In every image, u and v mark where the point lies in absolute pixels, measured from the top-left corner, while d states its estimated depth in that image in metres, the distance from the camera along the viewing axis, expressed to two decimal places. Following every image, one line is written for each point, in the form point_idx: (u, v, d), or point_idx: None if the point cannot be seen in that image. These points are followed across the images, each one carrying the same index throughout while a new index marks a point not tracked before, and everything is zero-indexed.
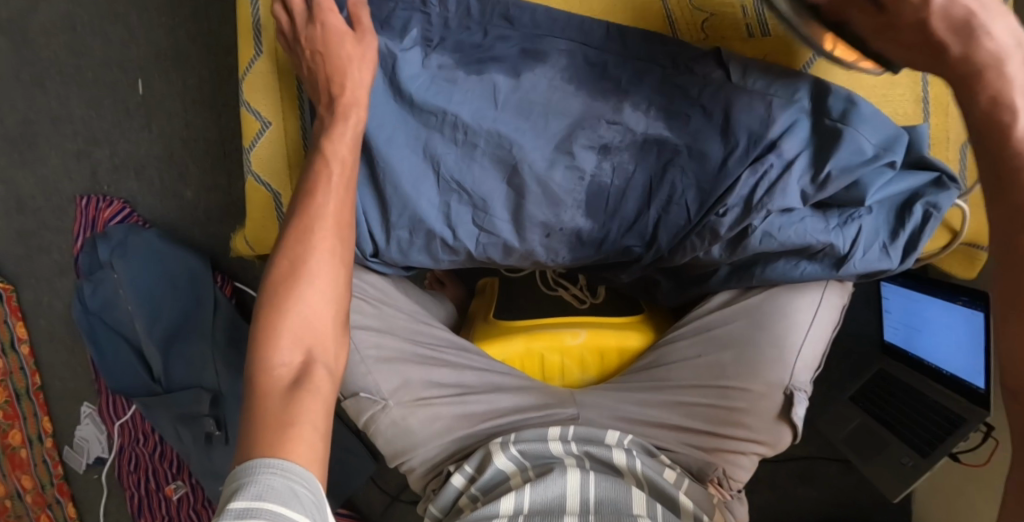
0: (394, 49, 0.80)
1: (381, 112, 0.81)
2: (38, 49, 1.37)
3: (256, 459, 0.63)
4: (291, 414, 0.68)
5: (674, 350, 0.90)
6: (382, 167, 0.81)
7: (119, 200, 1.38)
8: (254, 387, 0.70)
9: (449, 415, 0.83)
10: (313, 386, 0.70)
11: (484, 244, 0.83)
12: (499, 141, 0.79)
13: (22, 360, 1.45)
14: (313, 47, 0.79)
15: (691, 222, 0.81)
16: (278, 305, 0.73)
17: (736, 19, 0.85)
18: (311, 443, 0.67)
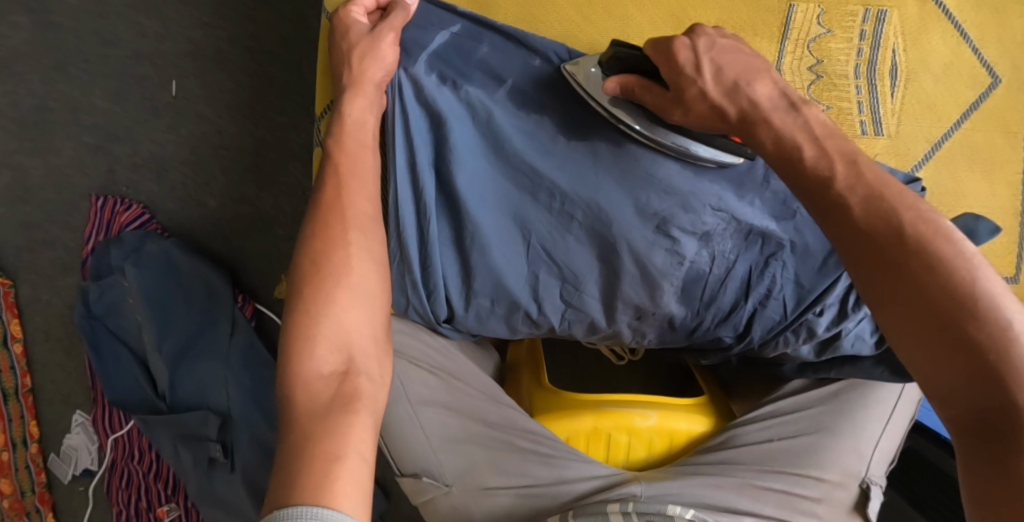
0: (490, 103, 0.77)
1: (478, 171, 0.78)
2: (64, 34, 1.29)
3: (302, 506, 0.58)
4: (338, 440, 0.64)
5: (746, 434, 0.81)
6: (470, 229, 0.79)
7: (138, 203, 1.30)
8: (291, 406, 0.66)
9: (510, 495, 0.76)
10: (359, 401, 0.67)
11: (571, 320, 0.84)
12: (600, 216, 0.78)
13: (14, 358, 1.36)
14: (350, 51, 0.76)
15: (785, 319, 0.81)
16: (308, 315, 0.69)
17: (852, 115, 0.91)
18: (359, 479, 0.63)
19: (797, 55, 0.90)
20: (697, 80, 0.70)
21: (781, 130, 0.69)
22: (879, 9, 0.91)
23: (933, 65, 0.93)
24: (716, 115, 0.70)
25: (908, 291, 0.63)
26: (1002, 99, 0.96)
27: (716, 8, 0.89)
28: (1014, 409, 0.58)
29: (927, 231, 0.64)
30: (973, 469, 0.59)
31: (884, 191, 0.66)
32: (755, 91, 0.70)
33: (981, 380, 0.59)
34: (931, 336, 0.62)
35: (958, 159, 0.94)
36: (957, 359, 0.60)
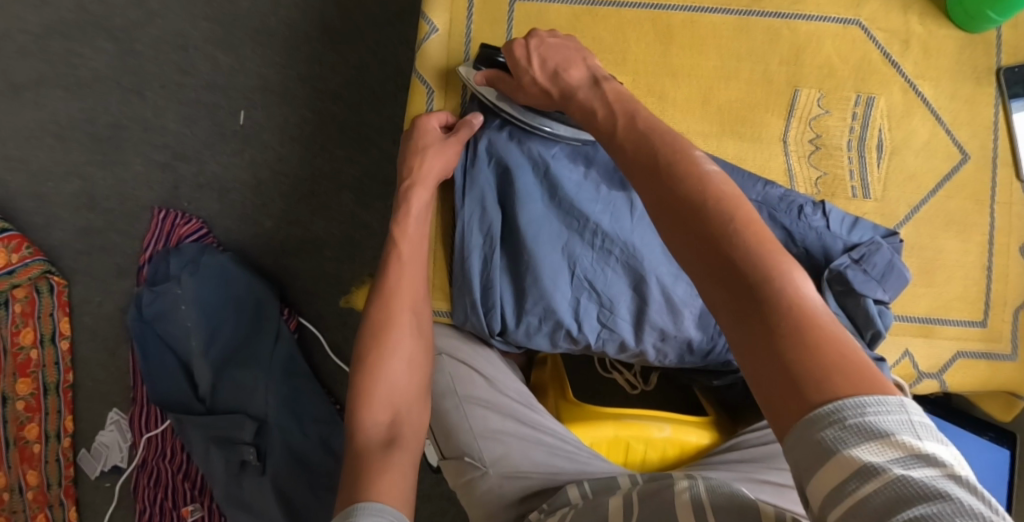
0: (549, 153, 0.90)
1: (536, 210, 0.89)
2: (144, 61, 1.44)
3: (362, 505, 0.69)
4: (385, 469, 0.75)
5: (747, 440, 0.90)
6: (525, 258, 0.88)
7: (197, 218, 1.42)
8: (352, 448, 0.77)
9: (535, 479, 0.85)
10: (403, 447, 0.78)
11: (605, 340, 0.88)
12: (633, 253, 0.87)
13: (59, 354, 1.44)
14: (419, 140, 0.90)
15: None
16: (366, 376, 0.82)
17: (844, 180, 0.99)
18: (404, 501, 0.73)
19: (801, 129, 0.99)
20: (528, 70, 0.86)
21: (584, 102, 0.82)
22: (869, 95, 1.00)
23: (913, 144, 1.00)
24: (545, 96, 0.86)
25: (674, 209, 0.70)
26: (973, 175, 1.01)
27: (738, 87, 1.00)
28: (767, 292, 0.63)
29: (684, 158, 0.72)
30: (746, 354, 0.63)
31: (656, 131, 0.76)
32: (570, 75, 0.84)
33: (737, 277, 0.65)
34: (695, 250, 0.68)
35: (934, 223, 1.00)
36: (717, 263, 0.66)
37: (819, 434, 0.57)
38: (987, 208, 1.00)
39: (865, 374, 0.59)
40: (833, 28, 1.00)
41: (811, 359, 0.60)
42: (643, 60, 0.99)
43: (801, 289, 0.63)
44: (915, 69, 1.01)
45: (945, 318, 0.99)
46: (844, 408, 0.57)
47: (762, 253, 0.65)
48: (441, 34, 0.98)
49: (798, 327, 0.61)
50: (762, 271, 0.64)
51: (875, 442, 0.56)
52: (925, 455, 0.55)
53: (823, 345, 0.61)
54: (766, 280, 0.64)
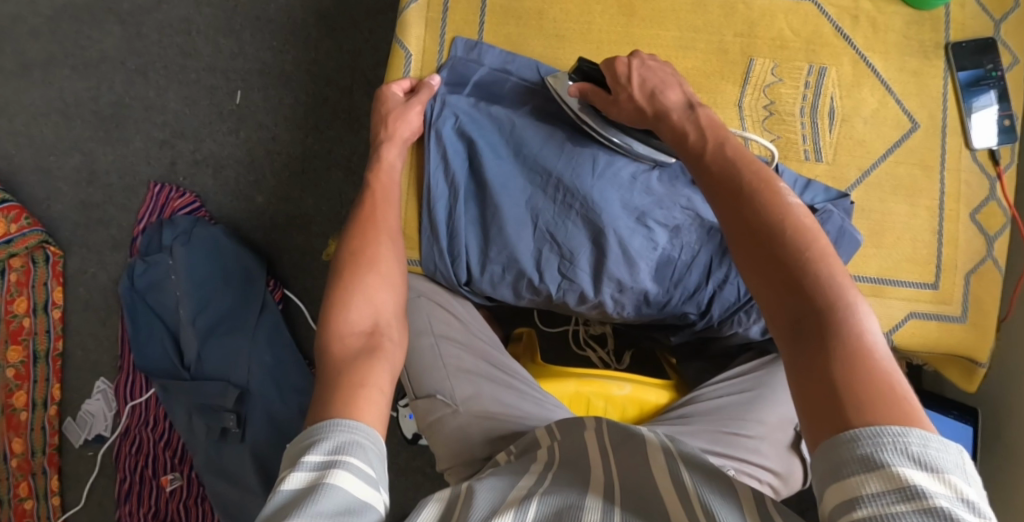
0: (513, 114, 0.92)
1: (503, 167, 0.90)
2: (149, 44, 1.51)
3: (332, 423, 0.66)
4: (364, 374, 0.72)
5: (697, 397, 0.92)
6: (490, 211, 0.89)
7: (191, 193, 1.47)
8: (327, 357, 0.74)
9: (505, 421, 0.86)
10: (383, 352, 0.75)
11: (564, 290, 0.89)
12: (594, 205, 0.86)
13: (50, 323, 1.48)
14: (385, 111, 0.92)
15: (739, 300, 0.89)
16: (346, 290, 0.79)
17: (797, 145, 1.00)
18: (379, 406, 0.70)
19: (754, 97, 1.00)
20: (627, 88, 0.86)
21: (676, 126, 0.82)
22: (821, 66, 1.01)
23: (863, 112, 1.01)
24: (639, 115, 0.85)
25: (751, 232, 0.74)
26: (921, 143, 1.00)
27: (694, 56, 1.01)
28: (830, 323, 0.67)
29: (767, 188, 0.75)
30: (798, 372, 0.67)
31: (748, 159, 0.78)
32: (667, 97, 0.85)
33: (806, 304, 0.69)
34: (768, 274, 0.72)
35: (882, 187, 0.99)
36: (788, 288, 0.70)
37: (857, 449, 0.60)
38: (935, 175, 1.00)
39: (910, 410, 0.63)
40: (786, 4, 1.01)
41: (861, 389, 0.63)
42: (609, 30, 1.01)
43: (865, 326, 0.67)
44: (866, 42, 1.01)
45: (893, 279, 0.98)
46: (898, 434, 0.60)
47: (835, 285, 0.69)
48: (419, 3, 0.99)
49: (852, 357, 0.65)
50: (829, 303, 0.68)
51: (928, 474, 0.58)
52: (971, 502, 0.58)
53: (879, 379, 0.64)
54: (831, 311, 0.68)
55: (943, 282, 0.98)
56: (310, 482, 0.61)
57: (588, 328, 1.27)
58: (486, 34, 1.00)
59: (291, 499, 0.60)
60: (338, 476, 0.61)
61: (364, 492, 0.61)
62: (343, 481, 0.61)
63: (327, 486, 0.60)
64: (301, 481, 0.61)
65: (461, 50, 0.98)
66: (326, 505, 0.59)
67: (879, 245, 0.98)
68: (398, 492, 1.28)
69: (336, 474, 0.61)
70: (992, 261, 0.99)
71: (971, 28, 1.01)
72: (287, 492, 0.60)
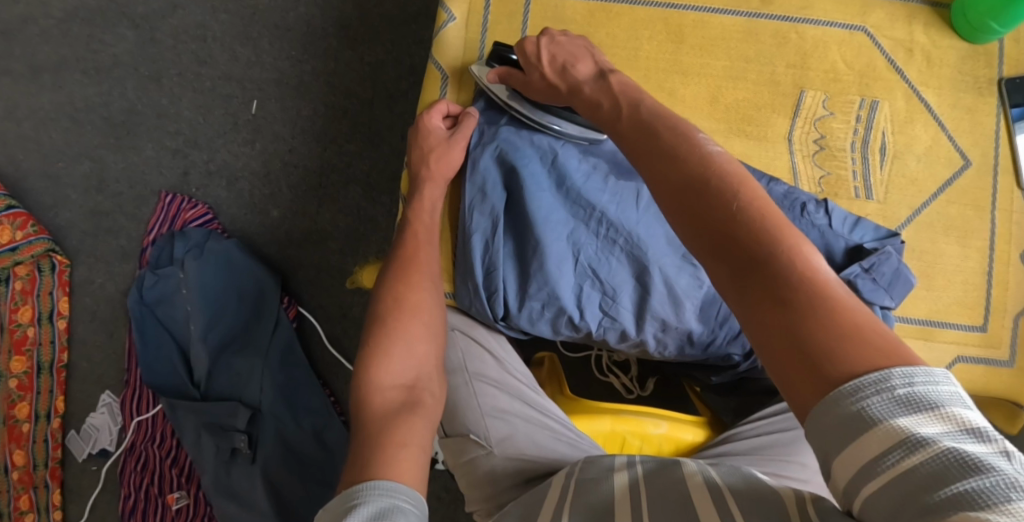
0: (555, 145, 0.88)
1: (545, 198, 0.86)
2: (164, 50, 1.47)
3: (373, 489, 0.62)
4: (403, 432, 0.69)
5: (737, 435, 0.90)
6: (530, 246, 0.85)
7: (204, 204, 1.43)
8: (364, 411, 0.72)
9: (538, 463, 0.84)
10: (422, 408, 0.73)
11: (605, 328, 0.85)
12: (638, 244, 0.84)
13: (55, 333, 1.44)
14: (424, 143, 0.90)
15: None
16: (385, 338, 0.77)
17: (847, 181, 0.97)
18: (418, 465, 0.68)
19: (805, 130, 0.97)
20: (538, 68, 0.88)
21: (592, 97, 0.83)
22: (873, 99, 0.98)
23: (914, 148, 0.98)
24: (554, 93, 0.86)
25: (679, 185, 0.70)
26: (973, 182, 0.98)
27: (744, 87, 0.98)
28: (776, 268, 0.62)
29: (683, 136, 0.73)
30: (759, 333, 0.62)
31: (663, 115, 0.76)
32: (578, 71, 0.85)
33: (744, 255, 0.64)
34: (700, 231, 0.67)
35: (934, 227, 0.97)
36: (720, 242, 0.65)
37: (848, 411, 0.55)
38: (988, 214, 0.97)
39: (881, 342, 0.58)
40: (839, 34, 0.99)
41: (830, 334, 0.58)
42: (655, 57, 0.98)
43: (810, 262, 0.63)
44: (919, 76, 0.99)
45: (942, 322, 0.95)
46: (881, 381, 0.55)
47: (767, 227, 0.64)
48: (458, 23, 0.97)
49: (810, 302, 0.60)
50: (769, 250, 0.63)
51: (925, 413, 0.54)
52: (975, 427, 0.54)
53: (843, 319, 0.59)
54: (772, 256, 0.63)
55: (992, 325, 0.96)
56: None
57: (612, 354, 1.25)
58: None
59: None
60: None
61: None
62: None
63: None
64: None
65: None
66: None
67: (930, 286, 0.95)
68: None
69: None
70: None
71: None
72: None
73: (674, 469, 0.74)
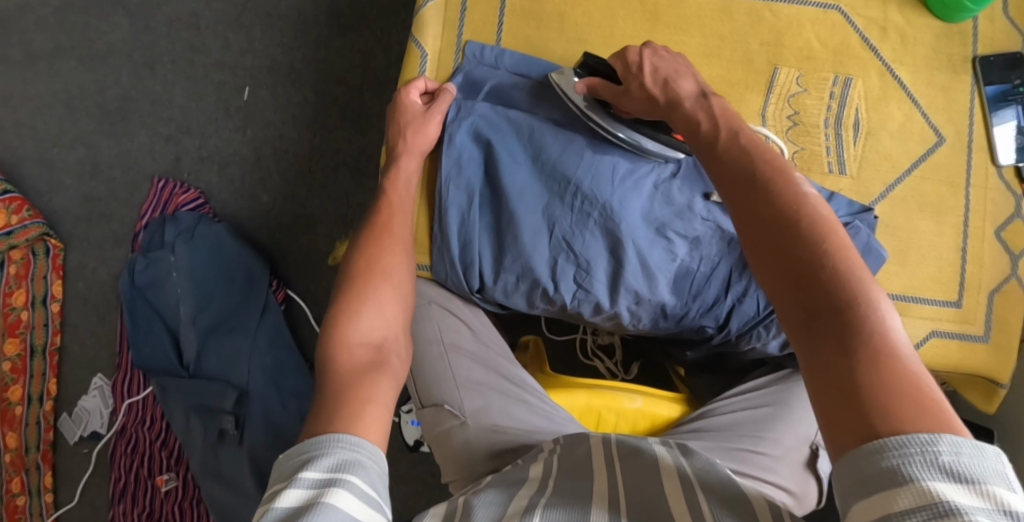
0: (531, 121, 0.89)
1: (522, 175, 0.87)
2: (158, 37, 1.49)
3: (332, 438, 0.63)
4: (370, 390, 0.70)
5: (712, 412, 0.90)
6: (506, 221, 0.86)
7: (196, 189, 1.44)
8: (331, 365, 0.72)
9: (513, 434, 0.85)
10: (389, 368, 0.74)
11: (579, 301, 0.86)
12: (613, 216, 0.84)
13: (49, 317, 1.45)
14: (402, 118, 0.91)
15: (759, 315, 0.85)
16: (356, 297, 0.78)
17: (821, 156, 0.97)
18: (382, 423, 0.69)
19: (779, 106, 0.98)
20: (638, 77, 0.84)
21: (689, 115, 0.80)
22: (846, 77, 0.99)
23: (888, 126, 0.98)
24: (650, 104, 0.83)
25: (766, 222, 0.70)
26: (948, 159, 0.98)
27: (721, 65, 0.99)
28: (851, 321, 0.63)
29: (778, 179, 0.72)
30: (816, 375, 0.62)
31: (763, 149, 0.75)
32: (680, 85, 0.82)
33: (822, 300, 0.65)
34: (781, 270, 0.68)
35: (908, 203, 0.97)
36: (803, 282, 0.66)
37: (883, 462, 0.55)
38: (961, 191, 0.98)
39: (940, 413, 0.57)
40: (814, 13, 0.99)
41: (887, 395, 0.58)
42: (632, 36, 0.99)
43: (888, 325, 0.62)
44: (893, 54, 0.99)
45: (916, 297, 0.95)
46: (928, 443, 0.55)
47: (853, 279, 0.65)
48: (437, 2, 0.98)
49: (875, 361, 0.60)
50: (848, 300, 0.64)
51: (962, 486, 0.53)
52: (1012, 514, 0.52)
53: (906, 384, 0.59)
54: (851, 308, 0.63)
55: (967, 301, 0.96)
56: (307, 500, 0.58)
57: (596, 337, 1.25)
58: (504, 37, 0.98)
59: (285, 517, 0.57)
60: (337, 496, 0.58)
61: (364, 513, 0.59)
62: (341, 501, 0.58)
63: (325, 505, 0.57)
64: (297, 499, 0.58)
65: (475, 55, 0.96)
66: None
67: (904, 263, 0.96)
68: (399, 497, 1.25)
69: (334, 494, 0.58)
70: (1017, 280, 0.97)
71: (1000, 42, 1.00)
72: (281, 509, 0.58)
73: (647, 455, 0.76)
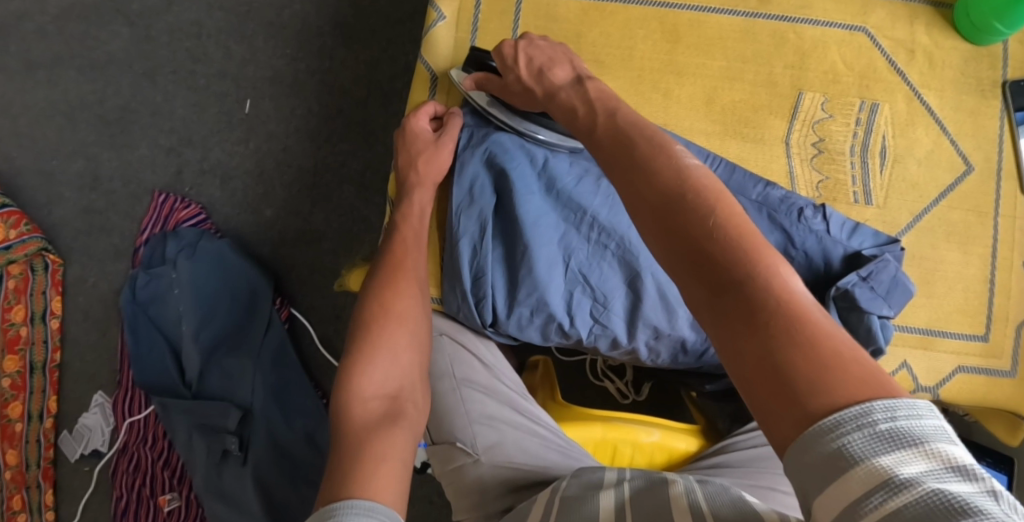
0: (542, 149, 0.86)
1: (536, 203, 0.84)
2: (159, 47, 1.45)
3: (348, 506, 0.60)
4: (385, 444, 0.68)
5: (733, 448, 0.88)
6: (519, 250, 0.83)
7: (197, 204, 1.41)
8: (344, 420, 0.70)
9: (528, 471, 0.83)
10: (405, 421, 0.72)
11: (596, 335, 0.83)
12: (631, 248, 0.82)
13: (48, 333, 1.43)
14: (412, 148, 0.89)
15: None
16: (368, 346, 0.76)
17: (846, 186, 0.94)
18: (398, 479, 0.66)
19: (803, 133, 0.95)
20: (515, 70, 0.85)
21: (565, 102, 0.79)
22: (873, 102, 0.96)
23: (916, 152, 0.96)
24: (530, 98, 0.84)
25: (654, 199, 0.66)
26: (975, 186, 0.95)
27: (742, 87, 0.96)
28: (753, 294, 0.58)
29: (662, 149, 0.69)
30: (733, 361, 0.58)
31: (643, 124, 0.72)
32: (555, 74, 0.82)
33: (716, 278, 0.60)
34: (675, 255, 0.63)
35: (934, 232, 0.94)
36: (697, 261, 0.62)
37: (827, 447, 0.52)
38: (990, 221, 0.95)
39: (864, 372, 0.54)
40: (839, 34, 0.97)
41: (807, 368, 0.55)
42: (650, 58, 0.96)
43: (791, 287, 0.59)
44: (921, 78, 0.96)
45: (942, 331, 0.93)
46: (861, 415, 0.52)
47: (743, 246, 0.61)
48: (448, 22, 0.95)
49: (789, 333, 0.56)
50: (748, 274, 0.60)
51: (908, 449, 0.50)
52: (962, 466, 0.50)
53: (825, 350, 0.55)
54: (753, 281, 0.59)
55: (994, 334, 0.93)
56: None
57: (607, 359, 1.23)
58: None
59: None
60: None
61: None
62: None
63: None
64: None
65: None
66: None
67: (929, 294, 0.93)
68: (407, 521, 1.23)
69: None
70: None
71: None
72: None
73: (660, 483, 0.72)
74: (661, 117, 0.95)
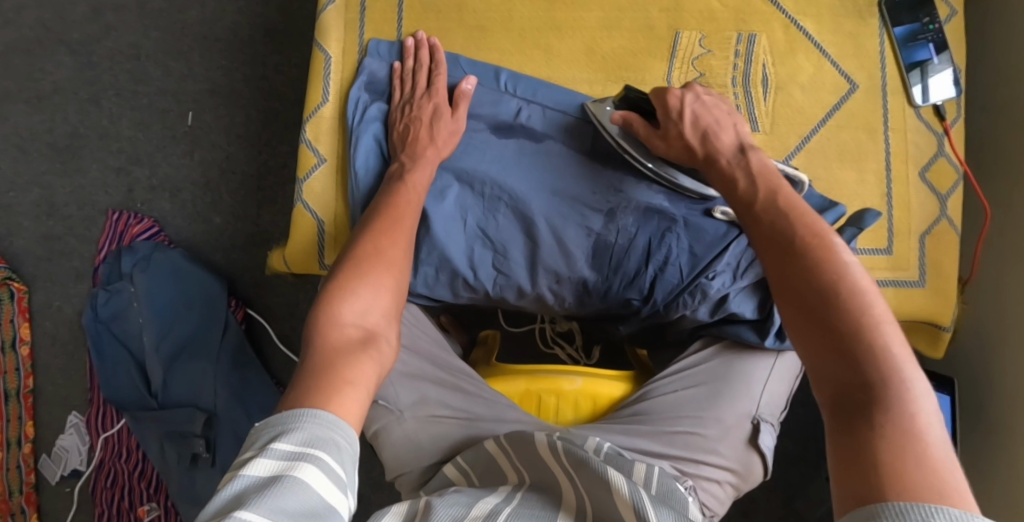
0: None
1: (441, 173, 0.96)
2: (100, 71, 1.50)
3: (301, 414, 0.63)
4: (351, 370, 0.70)
5: (654, 393, 0.89)
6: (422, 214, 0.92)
7: (149, 218, 1.45)
8: (317, 344, 0.72)
9: (451, 425, 0.87)
10: (377, 351, 0.74)
11: (501, 285, 0.95)
12: (519, 201, 0.93)
13: (20, 360, 1.45)
14: (416, 113, 0.96)
15: (682, 282, 0.90)
16: (347, 283, 0.78)
17: None
18: (361, 404, 0.68)
19: (683, 70, 1.02)
20: (678, 124, 0.86)
21: (728, 169, 0.81)
22: (750, 34, 1.02)
23: (800, 79, 1.01)
24: (687, 152, 0.86)
25: (799, 278, 0.68)
26: (861, 104, 1.01)
27: (618, 35, 1.02)
28: (880, 400, 0.60)
29: (821, 244, 0.70)
30: (836, 446, 0.60)
31: (803, 212, 0.73)
32: (720, 138, 0.84)
33: (851, 368, 0.62)
34: (808, 334, 0.66)
35: (827, 153, 1.01)
36: (833, 347, 0.64)
37: None
38: (880, 136, 1.01)
39: (960, 495, 0.54)
40: None
41: (907, 468, 0.55)
42: (530, 17, 1.03)
43: (917, 405, 0.59)
44: (796, 7, 1.02)
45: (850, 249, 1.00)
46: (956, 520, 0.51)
47: (880, 349, 0.62)
48: (337, 5, 1.04)
49: (898, 436, 0.57)
50: (879, 374, 0.61)
51: None
52: None
53: (930, 463, 0.56)
54: (884, 386, 0.61)
55: (897, 247, 1.00)
56: (275, 471, 0.58)
57: (554, 326, 1.24)
58: (404, 29, 1.04)
59: (252, 486, 0.57)
60: (305, 470, 0.58)
61: (330, 492, 0.58)
62: (310, 477, 0.58)
63: (291, 480, 0.57)
64: (266, 469, 0.58)
65: (381, 53, 1.03)
66: (290, 502, 0.56)
67: None
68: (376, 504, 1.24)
69: (302, 468, 0.58)
70: (947, 220, 1.01)
71: None
72: (247, 479, 0.58)
73: (598, 469, 0.71)
74: (550, 80, 1.02)
